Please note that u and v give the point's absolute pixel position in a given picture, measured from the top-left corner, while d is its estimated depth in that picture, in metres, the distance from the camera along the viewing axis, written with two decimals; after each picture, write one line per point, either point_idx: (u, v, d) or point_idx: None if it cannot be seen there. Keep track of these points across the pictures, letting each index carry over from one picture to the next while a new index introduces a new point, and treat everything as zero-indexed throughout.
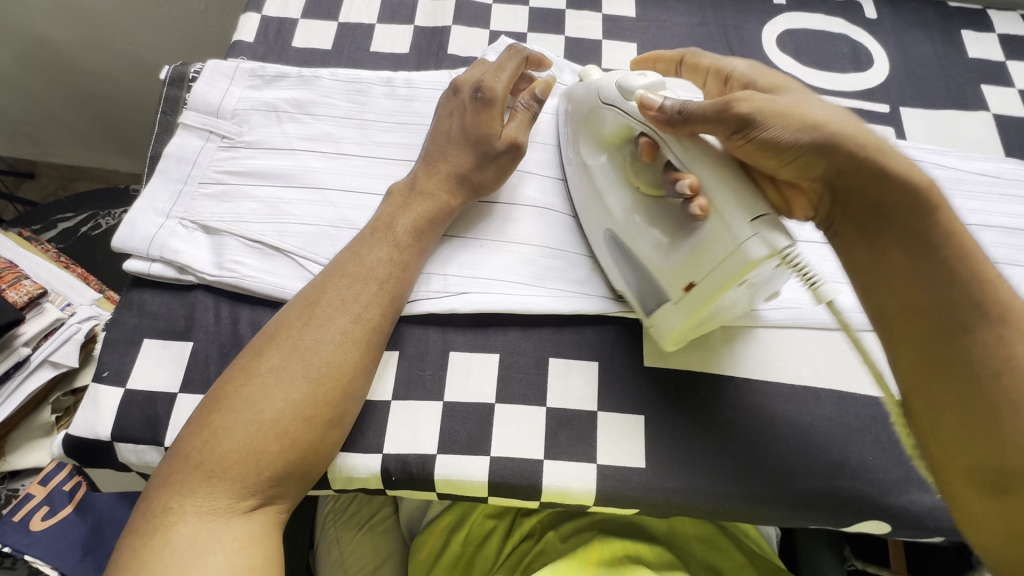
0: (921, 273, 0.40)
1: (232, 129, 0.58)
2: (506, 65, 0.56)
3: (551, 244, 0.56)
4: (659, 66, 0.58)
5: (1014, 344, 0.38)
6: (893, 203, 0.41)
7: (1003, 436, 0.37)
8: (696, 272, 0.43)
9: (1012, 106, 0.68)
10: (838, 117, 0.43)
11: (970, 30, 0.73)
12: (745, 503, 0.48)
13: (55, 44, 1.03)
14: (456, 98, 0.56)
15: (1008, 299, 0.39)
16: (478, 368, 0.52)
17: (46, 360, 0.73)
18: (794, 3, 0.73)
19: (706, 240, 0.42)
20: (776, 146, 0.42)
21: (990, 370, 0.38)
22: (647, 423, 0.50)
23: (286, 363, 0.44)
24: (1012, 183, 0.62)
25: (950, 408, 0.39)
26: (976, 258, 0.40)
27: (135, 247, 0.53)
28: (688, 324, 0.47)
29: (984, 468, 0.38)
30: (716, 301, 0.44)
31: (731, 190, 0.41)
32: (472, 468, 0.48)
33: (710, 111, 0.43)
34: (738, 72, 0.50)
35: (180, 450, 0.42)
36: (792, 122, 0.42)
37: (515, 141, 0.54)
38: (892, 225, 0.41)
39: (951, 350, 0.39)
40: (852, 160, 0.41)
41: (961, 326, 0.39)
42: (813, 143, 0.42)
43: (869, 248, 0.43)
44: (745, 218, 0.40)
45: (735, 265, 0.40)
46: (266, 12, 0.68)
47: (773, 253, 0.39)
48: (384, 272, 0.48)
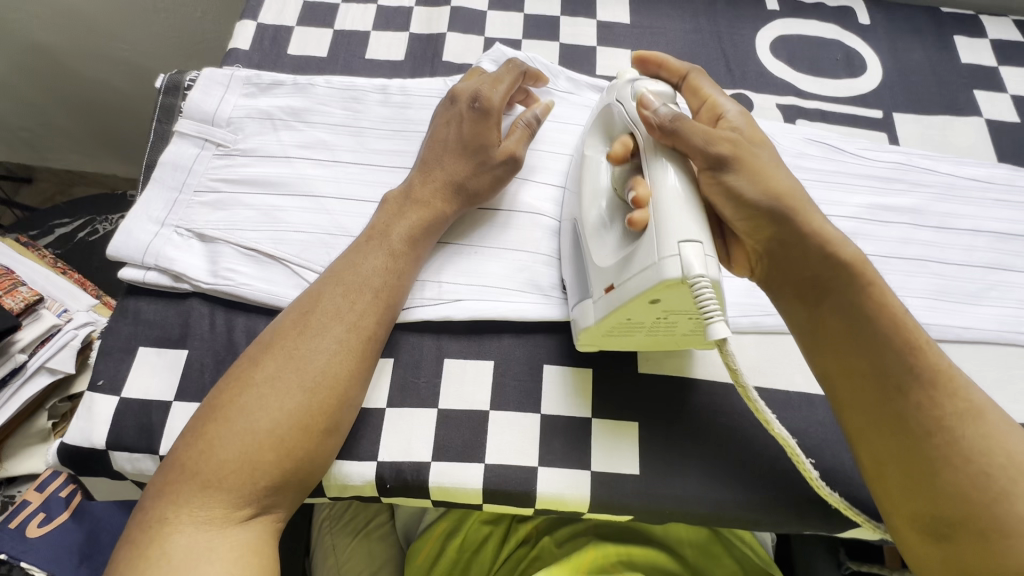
0: (859, 341, 0.43)
1: (227, 137, 0.58)
2: (503, 77, 0.56)
3: (545, 250, 0.56)
4: (664, 70, 0.54)
5: (943, 405, 0.41)
6: (832, 276, 0.44)
7: (938, 486, 0.40)
8: (618, 275, 0.43)
9: (1005, 111, 0.68)
10: (791, 187, 0.45)
11: (963, 36, 0.74)
12: (738, 509, 0.48)
13: (51, 50, 1.03)
14: (454, 107, 0.55)
15: (937, 362, 0.42)
16: (472, 374, 0.52)
17: (43, 366, 0.73)
18: (788, 10, 0.74)
19: (636, 251, 0.42)
20: (737, 203, 0.44)
21: (924, 429, 0.41)
22: (642, 429, 0.51)
23: (280, 373, 0.44)
24: (1005, 188, 0.62)
25: (891, 462, 0.42)
26: (908, 325, 0.43)
27: (130, 255, 0.53)
28: (600, 328, 0.46)
29: (926, 516, 0.40)
30: (626, 310, 0.43)
31: (676, 209, 0.41)
32: (467, 475, 0.48)
33: (697, 134, 0.43)
34: (730, 115, 0.48)
35: (176, 458, 0.42)
36: (752, 186, 0.43)
37: (514, 155, 0.54)
38: (832, 295, 0.44)
39: (890, 411, 0.42)
40: (793, 233, 0.44)
41: (898, 389, 0.42)
42: (767, 210, 0.43)
43: (812, 317, 0.45)
44: (676, 237, 0.39)
45: (648, 278, 0.40)
46: (261, 19, 0.68)
47: (683, 278, 0.38)
48: (380, 282, 0.49)
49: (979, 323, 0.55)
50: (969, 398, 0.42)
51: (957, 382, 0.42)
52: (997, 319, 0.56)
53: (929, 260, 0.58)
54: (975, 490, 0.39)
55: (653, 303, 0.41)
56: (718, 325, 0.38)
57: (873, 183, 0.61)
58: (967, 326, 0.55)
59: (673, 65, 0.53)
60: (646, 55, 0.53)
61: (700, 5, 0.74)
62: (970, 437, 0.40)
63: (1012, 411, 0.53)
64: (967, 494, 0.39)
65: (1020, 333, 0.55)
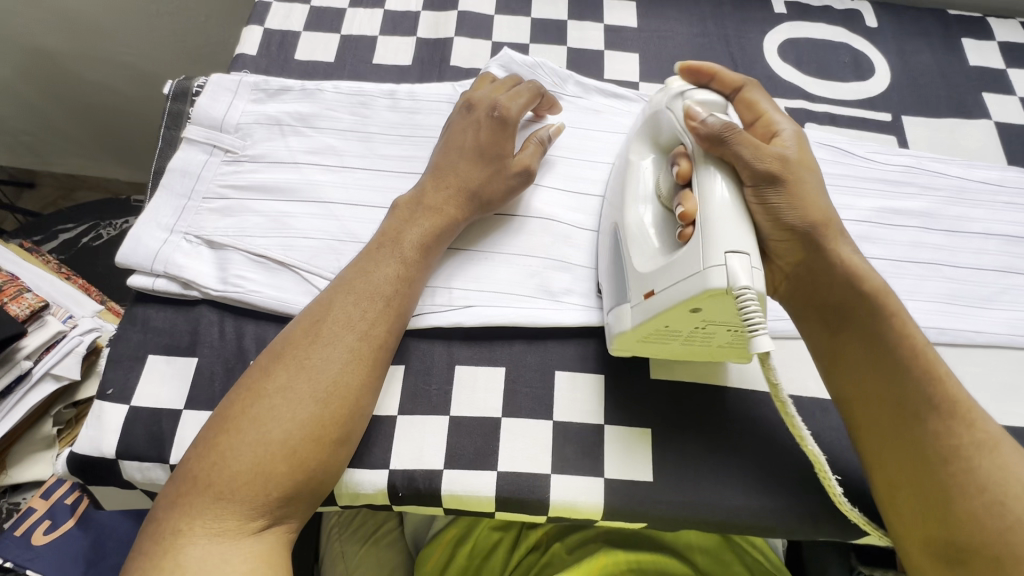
0: (879, 363, 0.44)
1: (235, 143, 0.58)
2: (523, 91, 0.57)
3: (556, 256, 0.56)
4: (725, 77, 0.51)
5: (960, 434, 0.42)
6: (852, 305, 0.45)
7: (953, 514, 0.40)
8: (659, 281, 0.42)
9: (1014, 114, 0.68)
10: (828, 213, 0.45)
11: (971, 38, 0.73)
12: (752, 516, 0.48)
13: (56, 55, 1.03)
14: (472, 114, 0.56)
15: (955, 393, 0.43)
16: (484, 381, 0.52)
17: (48, 373, 0.73)
18: (795, 13, 0.74)
19: (680, 259, 0.41)
20: (774, 220, 0.44)
21: (941, 457, 0.41)
22: (655, 435, 0.50)
23: (293, 383, 0.43)
24: (1015, 191, 0.62)
25: (910, 486, 0.42)
26: (926, 353, 0.44)
27: (139, 262, 0.52)
28: (636, 333, 0.46)
29: (942, 542, 0.40)
30: (666, 317, 0.43)
31: (726, 220, 0.40)
32: (479, 483, 0.48)
33: (747, 150, 0.43)
34: (784, 133, 0.48)
35: (187, 470, 0.42)
36: (792, 205, 0.44)
37: (528, 168, 0.55)
38: (852, 324, 0.46)
39: (908, 437, 0.42)
40: (825, 260, 0.45)
41: (915, 416, 0.42)
42: (803, 232, 0.44)
43: (831, 341, 0.47)
44: (723, 247, 0.39)
45: (692, 287, 0.39)
46: (268, 25, 0.68)
47: (730, 289, 0.38)
48: (391, 289, 0.48)
49: (992, 327, 0.55)
50: (985, 429, 0.42)
51: (973, 413, 0.42)
52: (1010, 323, 0.55)
53: (940, 263, 0.58)
54: (990, 519, 0.39)
55: (694, 312, 0.41)
56: (762, 337, 0.38)
57: (883, 187, 0.61)
58: (979, 331, 0.55)
59: (726, 77, 0.50)
60: (694, 65, 0.51)
61: (706, 8, 0.74)
62: (986, 466, 0.41)
63: None
64: (981, 522, 0.39)
65: None
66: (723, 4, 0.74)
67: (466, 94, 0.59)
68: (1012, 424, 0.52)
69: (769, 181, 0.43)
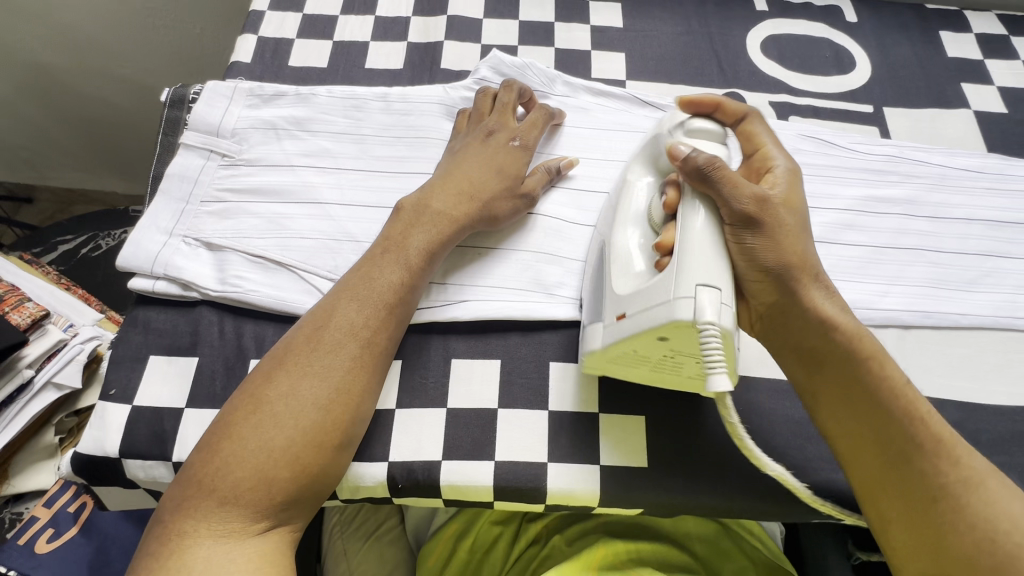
0: (853, 403, 0.45)
1: (232, 148, 0.59)
2: (537, 121, 0.60)
3: (549, 250, 0.57)
4: (727, 109, 0.51)
5: (944, 471, 0.43)
6: (828, 351, 0.45)
7: (940, 549, 0.41)
8: (630, 306, 0.43)
9: (993, 103, 0.70)
10: (805, 257, 0.45)
11: (949, 31, 0.75)
12: (746, 499, 0.49)
13: (54, 70, 1.04)
14: (491, 140, 0.58)
15: (939, 431, 0.44)
16: (480, 374, 0.53)
17: (49, 381, 0.73)
18: (777, 11, 0.75)
19: (652, 287, 0.41)
20: (750, 259, 0.43)
21: (929, 492, 0.42)
22: (649, 422, 0.51)
23: (297, 389, 0.44)
24: (995, 177, 0.63)
25: (900, 511, 0.43)
26: (908, 394, 0.44)
27: (139, 266, 0.53)
28: (606, 353, 0.47)
29: (931, 570, 0.42)
30: (634, 343, 0.43)
31: (700, 251, 0.40)
32: (477, 473, 0.49)
33: (726, 186, 0.42)
34: (775, 171, 0.47)
35: (192, 475, 0.42)
36: (769, 247, 0.43)
37: (534, 194, 0.57)
38: (827, 368, 0.45)
39: (894, 472, 0.43)
40: (794, 304, 0.44)
41: (900, 454, 0.43)
42: (774, 274, 0.43)
43: (809, 381, 0.47)
44: (694, 280, 0.39)
45: (661, 316, 0.40)
46: (262, 33, 0.70)
47: (692, 322, 0.38)
48: (394, 295, 0.49)
49: (977, 309, 0.56)
50: (970, 467, 0.43)
51: (958, 448, 0.43)
52: (994, 305, 0.57)
53: (924, 249, 0.59)
54: (980, 554, 0.40)
55: (661, 341, 0.41)
56: (720, 376, 0.37)
57: (868, 176, 0.62)
58: (965, 313, 0.56)
59: (728, 107, 0.51)
60: (694, 98, 0.50)
61: (690, 8, 0.76)
62: (974, 504, 0.41)
63: (1012, 394, 0.54)
64: (967, 558, 0.40)
65: (1016, 318, 0.56)
66: (706, 3, 0.76)
67: (480, 117, 0.60)
68: (998, 403, 0.53)
69: (749, 220, 0.42)
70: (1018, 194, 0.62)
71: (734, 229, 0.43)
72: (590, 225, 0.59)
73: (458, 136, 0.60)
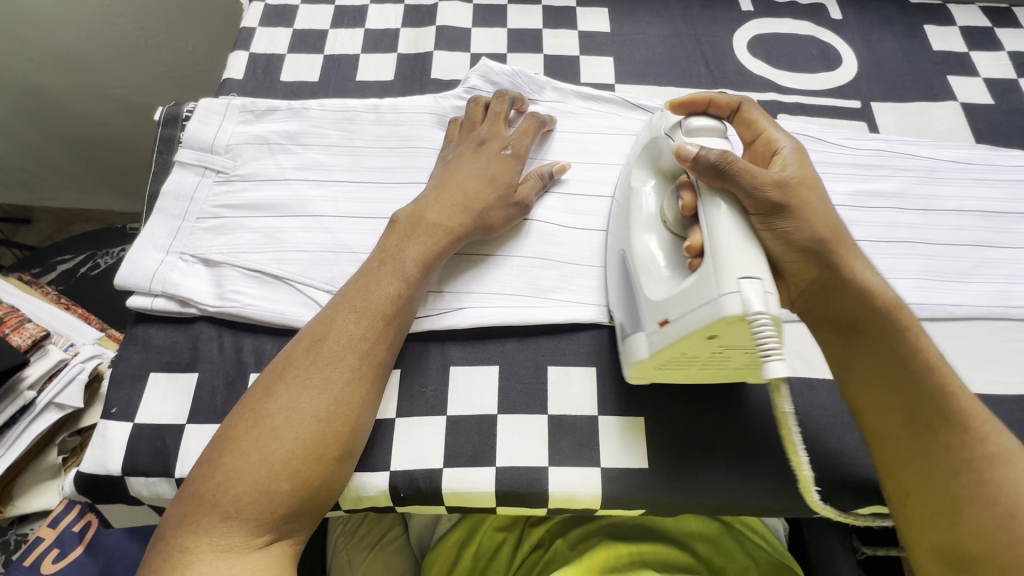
0: (890, 376, 0.45)
1: (226, 164, 0.60)
2: (529, 129, 0.61)
3: (543, 255, 0.57)
4: (720, 102, 0.51)
5: (971, 447, 0.43)
6: (869, 318, 0.45)
7: (964, 525, 0.41)
8: (674, 309, 0.43)
9: (980, 95, 0.70)
10: (836, 229, 0.45)
11: (933, 25, 0.76)
12: (747, 497, 0.49)
13: (50, 93, 1.05)
14: (483, 149, 0.58)
15: (968, 407, 0.44)
16: (479, 380, 0.53)
17: (51, 402, 0.74)
18: (762, 10, 0.76)
19: (694, 286, 0.42)
20: (789, 241, 0.44)
21: (953, 469, 0.43)
22: (648, 423, 0.52)
23: (297, 402, 0.44)
24: (984, 168, 0.64)
25: (922, 494, 0.43)
26: (941, 368, 0.45)
27: (137, 284, 0.54)
28: (651, 361, 0.47)
29: (951, 550, 0.42)
30: (682, 345, 0.43)
31: (737, 245, 0.41)
32: (479, 479, 0.49)
33: (749, 173, 0.43)
34: (784, 156, 0.48)
35: (193, 490, 0.42)
36: (803, 227, 0.44)
37: (527, 201, 0.57)
38: (867, 337, 0.45)
39: (922, 449, 0.44)
40: (836, 279, 0.45)
41: (928, 428, 0.44)
42: (812, 251, 0.44)
43: (847, 354, 0.46)
44: (735, 273, 0.39)
45: (708, 315, 0.40)
46: (253, 49, 0.70)
47: (745, 318, 0.38)
48: (391, 307, 0.49)
49: (970, 299, 0.57)
50: (999, 444, 0.43)
51: (986, 426, 0.44)
52: (988, 294, 0.57)
53: (916, 241, 0.59)
54: (1000, 530, 0.40)
55: (710, 339, 0.41)
56: (777, 362, 0.38)
57: (858, 171, 0.63)
58: (958, 304, 0.56)
59: (722, 102, 0.51)
60: (685, 99, 0.50)
61: (676, 10, 0.76)
62: (1000, 480, 0.42)
63: (1007, 383, 0.54)
64: (993, 534, 0.40)
65: (1010, 307, 0.57)
66: (691, 5, 0.77)
67: (471, 126, 0.61)
68: (994, 392, 0.54)
69: (781, 202, 0.44)
70: (1007, 184, 0.63)
71: (765, 215, 0.43)
72: (584, 229, 0.59)
73: (451, 145, 0.60)
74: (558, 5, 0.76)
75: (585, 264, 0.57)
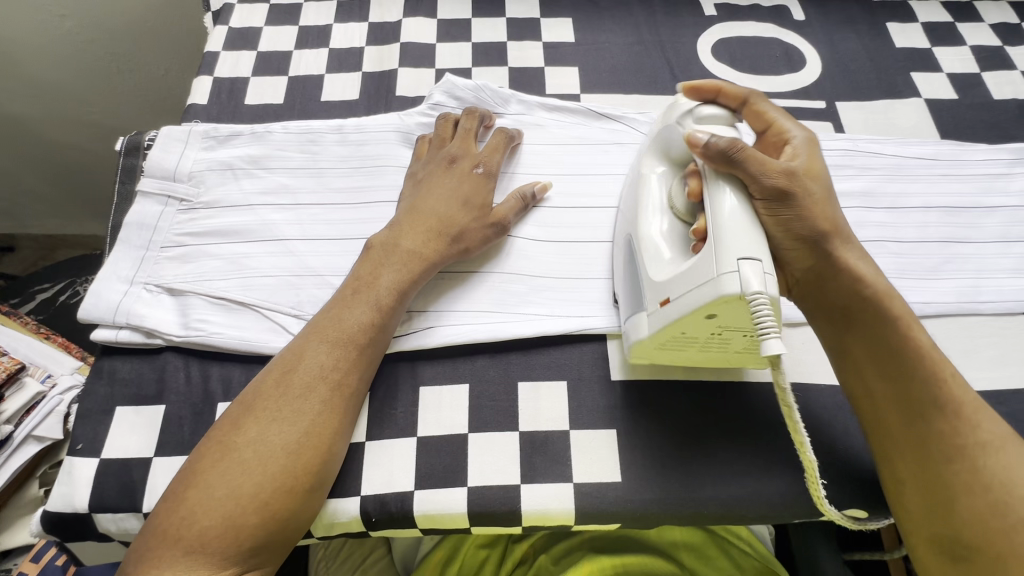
0: (887, 360, 0.45)
1: (190, 192, 0.59)
2: (498, 145, 0.61)
3: (512, 269, 0.57)
4: (725, 91, 0.50)
5: (963, 433, 0.43)
6: (859, 305, 0.46)
7: (956, 514, 0.41)
8: (674, 288, 0.43)
9: (943, 90, 0.71)
10: (834, 220, 0.46)
11: (896, 22, 0.77)
12: (723, 506, 0.49)
13: (21, 120, 1.04)
14: (456, 167, 0.58)
15: (960, 395, 0.44)
16: (449, 400, 0.53)
17: (30, 434, 0.73)
18: (725, 14, 0.77)
19: (692, 267, 0.42)
20: (790, 230, 0.44)
21: (945, 456, 0.43)
22: (620, 435, 0.51)
23: (266, 435, 0.44)
24: (949, 163, 0.64)
25: (915, 482, 0.43)
26: (931, 353, 0.45)
27: (101, 317, 0.53)
28: (653, 341, 0.47)
29: (945, 537, 0.42)
30: (681, 325, 0.43)
31: (736, 230, 0.40)
32: (450, 501, 0.48)
33: (758, 169, 0.43)
34: (794, 143, 0.49)
35: (157, 527, 0.42)
36: (810, 215, 0.44)
37: (505, 221, 0.57)
38: (858, 324, 0.46)
39: (914, 433, 0.44)
40: (830, 268, 0.46)
41: (921, 413, 0.44)
42: (811, 242, 0.45)
43: (841, 340, 0.47)
44: (735, 254, 0.39)
45: (708, 295, 0.40)
46: (217, 73, 0.70)
47: (743, 296, 0.38)
48: (364, 335, 0.49)
49: (941, 296, 0.57)
50: (991, 432, 0.43)
51: (978, 414, 0.44)
52: (956, 291, 0.57)
53: (885, 240, 0.59)
54: (992, 517, 0.41)
55: (709, 318, 0.41)
56: (772, 340, 0.37)
57: None
58: (927, 302, 0.56)
59: (728, 92, 0.50)
60: (696, 83, 0.50)
61: (640, 17, 0.77)
62: (993, 467, 0.42)
63: (980, 378, 0.54)
64: (985, 520, 0.41)
65: (979, 302, 0.57)
66: (655, 12, 0.77)
67: (440, 144, 0.61)
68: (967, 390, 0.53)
69: (786, 191, 0.43)
70: (972, 178, 0.63)
71: (771, 205, 0.43)
72: (553, 241, 0.59)
73: (420, 163, 0.60)
74: (522, 17, 0.76)
75: (555, 276, 0.57)
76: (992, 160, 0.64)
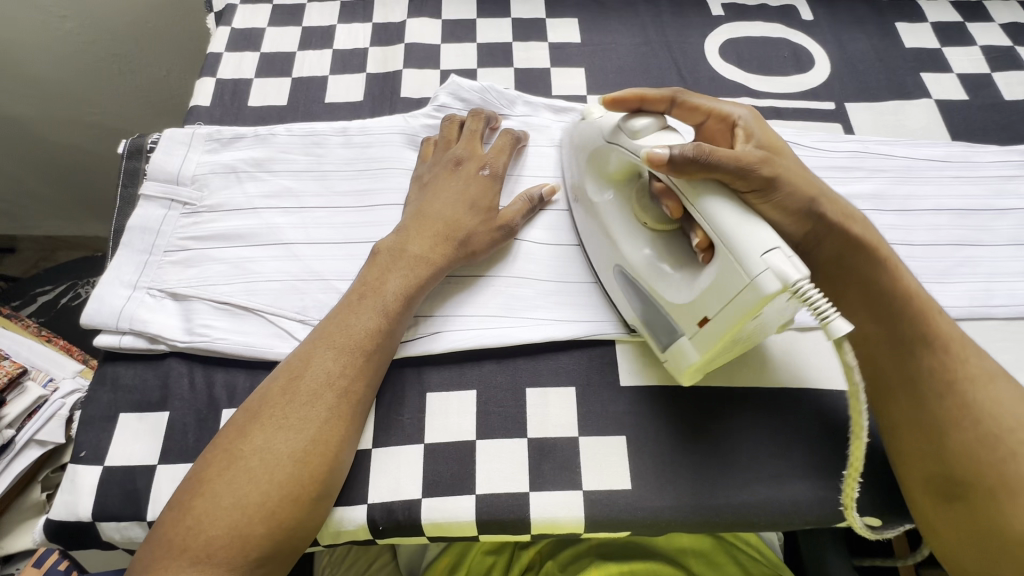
0: (882, 315, 0.46)
1: (193, 195, 0.59)
2: (503, 146, 0.60)
3: (519, 273, 0.56)
4: (651, 97, 0.50)
5: (951, 366, 0.44)
6: (853, 259, 0.47)
7: (948, 446, 0.42)
8: (710, 306, 0.42)
9: (953, 91, 0.70)
10: (820, 185, 0.47)
11: (905, 22, 0.76)
12: (734, 512, 0.48)
13: (21, 121, 1.03)
14: (461, 170, 0.58)
15: (947, 332, 0.45)
16: (456, 406, 0.52)
17: (32, 439, 0.72)
18: (732, 14, 0.76)
19: (720, 277, 0.41)
20: (785, 205, 0.45)
21: (936, 392, 0.44)
22: (629, 441, 0.51)
23: (272, 443, 0.43)
24: (961, 165, 0.63)
25: (909, 426, 0.44)
26: (920, 297, 0.46)
27: (103, 322, 0.52)
28: (705, 361, 0.46)
29: (939, 476, 0.43)
30: (729, 339, 0.43)
31: (747, 227, 0.40)
32: (458, 509, 0.48)
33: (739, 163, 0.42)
34: (744, 121, 0.49)
35: (163, 538, 0.41)
36: (801, 185, 0.45)
37: (512, 225, 0.56)
38: (851, 277, 0.47)
39: (910, 372, 0.45)
40: (825, 229, 0.46)
41: (910, 351, 0.45)
42: (805, 212, 0.46)
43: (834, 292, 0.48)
44: (759, 251, 0.38)
45: (748, 302, 0.39)
46: (220, 75, 0.69)
47: (785, 288, 0.37)
48: (371, 341, 0.48)
49: (953, 300, 0.56)
50: (978, 368, 0.44)
51: (967, 350, 0.45)
52: (969, 294, 0.56)
53: (896, 243, 0.59)
54: (982, 448, 0.42)
55: (754, 319, 0.41)
56: (838, 320, 0.37)
57: (833, 174, 0.62)
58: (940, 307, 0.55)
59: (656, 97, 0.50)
60: (620, 95, 0.50)
61: (646, 17, 0.76)
62: (981, 401, 0.43)
63: None
64: (974, 452, 0.42)
65: (992, 306, 0.56)
66: (662, 12, 0.76)
67: (446, 145, 0.60)
68: None
69: (776, 176, 0.44)
70: (984, 180, 0.63)
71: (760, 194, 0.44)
72: (559, 244, 0.58)
73: (425, 164, 0.60)
74: (527, 17, 0.75)
75: (561, 280, 0.57)
76: (1003, 161, 0.64)
